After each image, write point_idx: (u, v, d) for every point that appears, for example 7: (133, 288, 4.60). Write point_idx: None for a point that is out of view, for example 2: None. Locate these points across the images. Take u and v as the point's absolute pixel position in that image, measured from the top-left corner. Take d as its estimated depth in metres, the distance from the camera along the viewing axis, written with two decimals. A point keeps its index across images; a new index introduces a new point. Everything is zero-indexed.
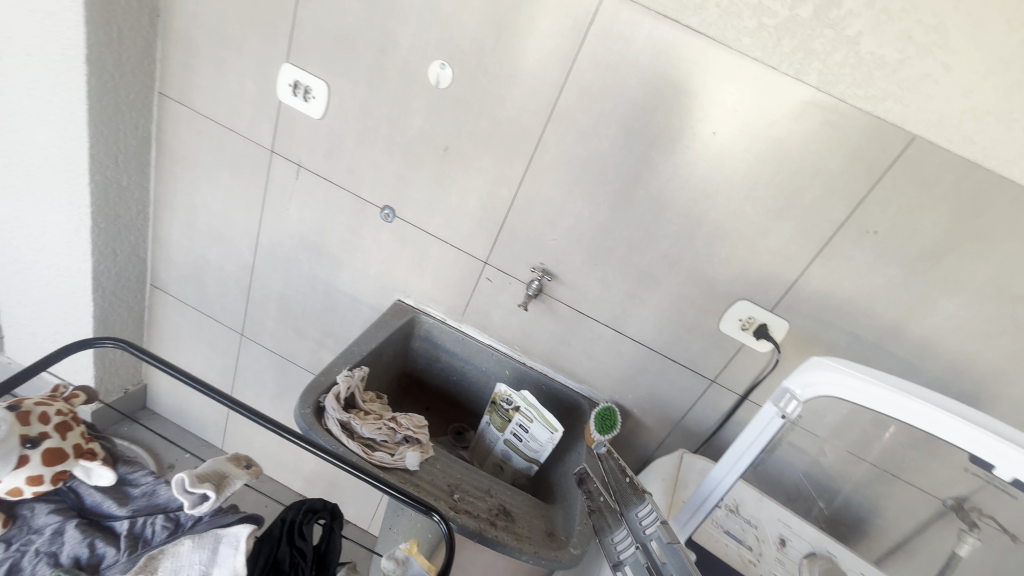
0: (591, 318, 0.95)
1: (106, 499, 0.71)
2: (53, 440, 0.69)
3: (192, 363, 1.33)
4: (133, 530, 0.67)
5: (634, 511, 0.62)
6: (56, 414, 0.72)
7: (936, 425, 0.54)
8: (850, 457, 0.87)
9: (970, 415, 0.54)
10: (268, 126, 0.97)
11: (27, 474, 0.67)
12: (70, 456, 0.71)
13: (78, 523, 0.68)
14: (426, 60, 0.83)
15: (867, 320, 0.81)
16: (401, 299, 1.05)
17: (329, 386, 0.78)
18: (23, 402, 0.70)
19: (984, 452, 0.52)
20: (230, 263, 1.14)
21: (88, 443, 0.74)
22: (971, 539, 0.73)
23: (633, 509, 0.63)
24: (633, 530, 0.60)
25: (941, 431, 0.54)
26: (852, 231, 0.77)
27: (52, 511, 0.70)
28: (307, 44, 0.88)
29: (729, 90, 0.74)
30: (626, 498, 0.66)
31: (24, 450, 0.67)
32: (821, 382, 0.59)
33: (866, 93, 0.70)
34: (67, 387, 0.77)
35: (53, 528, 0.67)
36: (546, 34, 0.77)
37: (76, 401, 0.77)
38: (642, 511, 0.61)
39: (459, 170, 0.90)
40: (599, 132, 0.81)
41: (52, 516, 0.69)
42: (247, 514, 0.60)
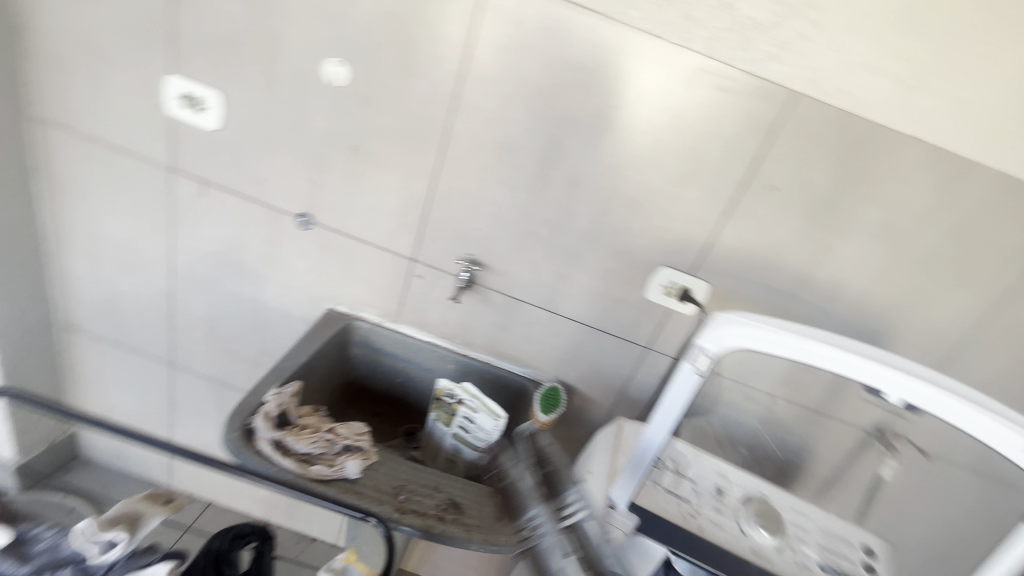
0: (525, 302, 0.95)
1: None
2: None
3: (123, 403, 1.25)
4: None
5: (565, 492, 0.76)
6: None
7: (832, 359, 0.59)
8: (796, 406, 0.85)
9: (855, 346, 0.60)
10: (163, 143, 0.91)
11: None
12: None
13: None
14: (320, 59, 0.81)
15: (779, 271, 0.85)
16: (332, 307, 1.02)
17: (257, 406, 0.75)
18: None
19: (868, 377, 0.58)
20: (146, 292, 1.08)
21: None
22: (890, 461, 0.79)
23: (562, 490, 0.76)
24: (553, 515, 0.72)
25: (836, 364, 0.59)
26: (754, 188, 0.80)
27: None
28: (190, 52, 0.83)
29: (650, 72, 0.75)
30: (554, 479, 0.79)
31: None
32: (728, 337, 0.61)
33: (749, 55, 0.73)
34: None
35: None
36: (438, 22, 0.76)
37: None
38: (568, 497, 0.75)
39: (372, 169, 0.88)
40: (505, 117, 0.81)
41: None
42: (171, 551, 0.58)
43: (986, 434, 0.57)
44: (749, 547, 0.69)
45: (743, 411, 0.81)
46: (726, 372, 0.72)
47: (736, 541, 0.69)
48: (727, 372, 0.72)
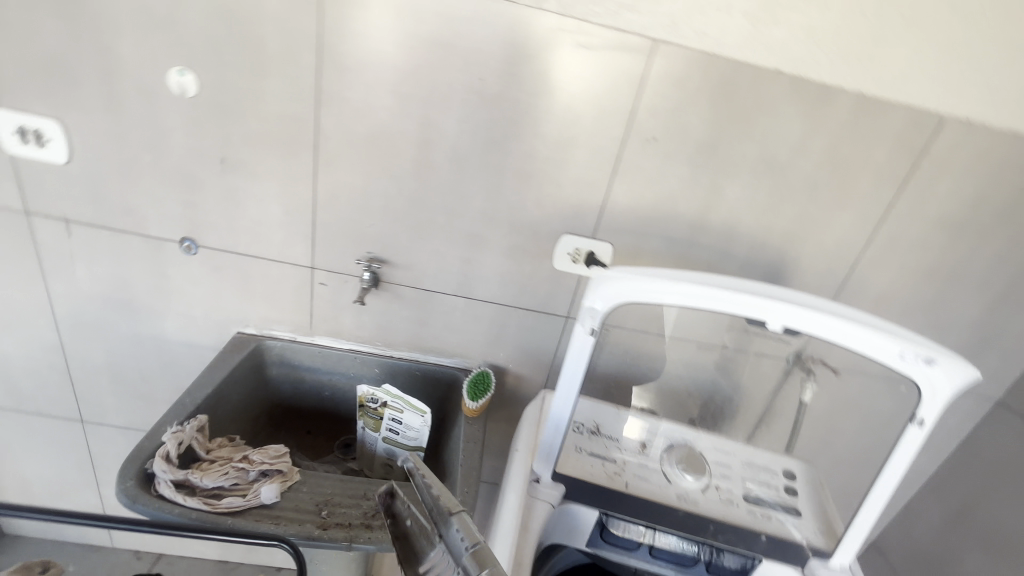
0: (437, 292, 0.93)
1: None
2: None
3: (38, 471, 1.16)
4: None
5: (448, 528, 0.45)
6: None
7: (711, 298, 0.60)
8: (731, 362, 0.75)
9: (733, 284, 0.61)
10: (9, 185, 0.83)
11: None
12: None
13: None
14: (161, 69, 0.75)
15: (675, 220, 0.86)
16: (240, 330, 0.97)
17: (154, 449, 0.70)
18: None
19: (750, 310, 0.60)
20: (33, 349, 0.99)
21: None
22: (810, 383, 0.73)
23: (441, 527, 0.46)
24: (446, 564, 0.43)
25: (716, 302, 0.60)
26: (635, 142, 0.80)
27: None
28: (13, 80, 0.75)
29: (580, 62, 0.74)
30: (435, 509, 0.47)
31: None
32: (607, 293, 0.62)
33: (603, 9, 0.72)
34: None
35: None
36: (280, 14, 0.71)
37: None
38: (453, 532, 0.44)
39: (247, 180, 0.83)
40: (374, 105, 0.77)
41: None
42: None
43: (863, 345, 0.59)
44: (675, 493, 0.72)
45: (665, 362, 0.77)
46: (626, 322, 0.68)
47: (663, 490, 0.72)
48: (630, 321, 0.68)
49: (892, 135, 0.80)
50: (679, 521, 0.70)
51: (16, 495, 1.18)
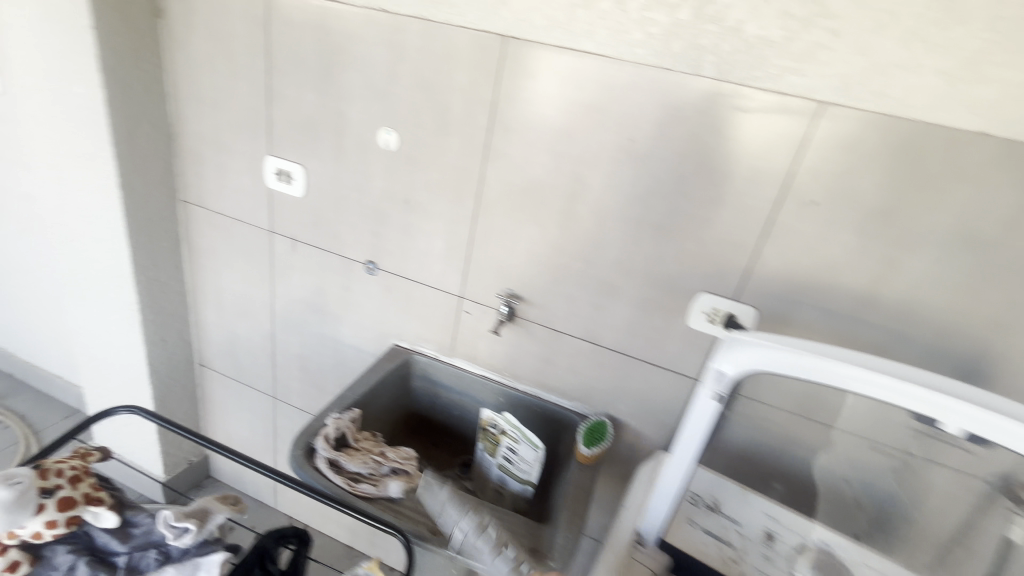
0: (566, 334, 0.97)
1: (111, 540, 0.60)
2: (68, 491, 0.58)
3: (239, 431, 1.47)
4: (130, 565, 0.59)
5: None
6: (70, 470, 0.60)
7: (866, 383, 0.54)
8: (877, 463, 0.67)
9: (895, 370, 0.53)
10: (265, 210, 1.12)
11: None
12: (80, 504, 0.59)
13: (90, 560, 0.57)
14: (374, 129, 0.95)
15: (835, 292, 0.78)
16: (397, 343, 1.13)
17: (318, 428, 0.85)
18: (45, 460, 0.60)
19: (916, 404, 0.51)
20: (254, 334, 1.29)
21: (98, 491, 0.61)
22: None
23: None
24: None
25: (873, 388, 0.53)
26: (791, 206, 0.76)
27: (72, 550, 0.58)
28: (282, 136, 1.03)
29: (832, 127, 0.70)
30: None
31: (41, 500, 0.56)
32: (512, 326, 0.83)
33: (764, 73, 0.71)
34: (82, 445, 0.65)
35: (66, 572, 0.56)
36: (465, 86, 0.86)
37: (92, 459, 0.64)
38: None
39: (421, 218, 0.99)
40: (531, 160, 0.87)
41: (72, 554, 0.58)
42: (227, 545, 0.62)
43: (973, 424, 0.48)
44: None
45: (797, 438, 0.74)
46: (763, 397, 0.68)
47: None
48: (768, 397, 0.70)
49: None
50: None
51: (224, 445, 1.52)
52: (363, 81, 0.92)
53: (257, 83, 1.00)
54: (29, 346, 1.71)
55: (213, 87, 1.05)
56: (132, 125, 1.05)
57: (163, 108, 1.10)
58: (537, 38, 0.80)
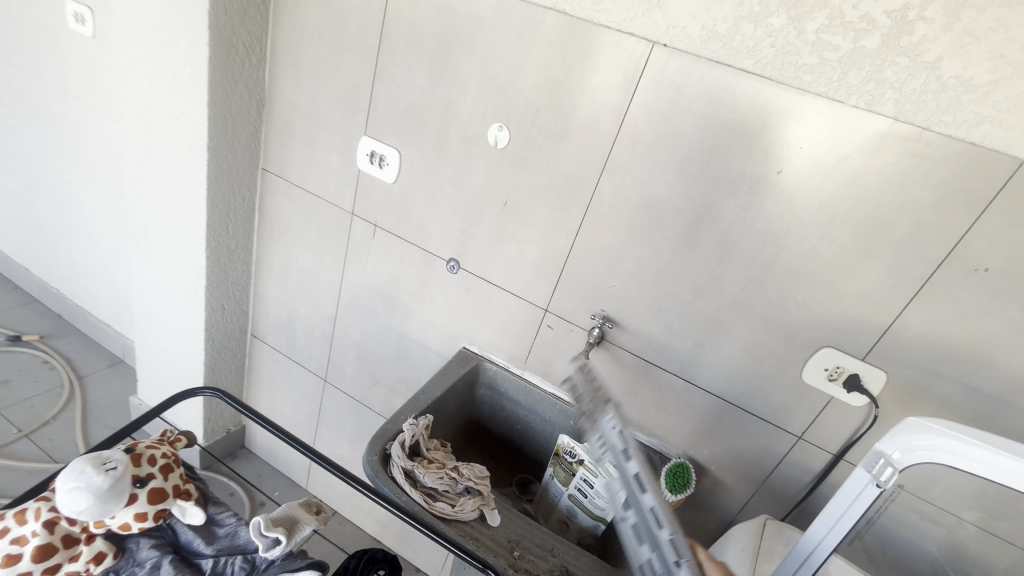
0: (658, 366, 0.90)
1: (195, 538, 0.74)
2: (158, 480, 0.72)
3: (282, 406, 1.45)
4: (215, 567, 0.71)
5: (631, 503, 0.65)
6: (162, 456, 0.74)
7: None
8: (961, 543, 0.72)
9: None
10: (350, 190, 1.07)
11: (134, 511, 0.70)
12: (170, 495, 0.73)
13: (172, 558, 0.72)
14: (485, 123, 0.89)
15: (989, 370, 0.69)
16: (466, 346, 1.08)
17: (395, 433, 0.80)
18: (137, 445, 0.72)
19: None
20: (316, 315, 1.26)
21: (185, 483, 0.76)
22: None
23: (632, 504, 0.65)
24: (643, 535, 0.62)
25: None
26: (955, 269, 0.68)
27: (153, 544, 0.73)
28: (382, 118, 0.98)
29: None
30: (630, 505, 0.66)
31: (134, 488, 0.69)
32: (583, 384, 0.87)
33: (955, 119, 0.63)
34: (171, 432, 0.80)
35: (153, 562, 0.71)
36: (596, 90, 0.80)
37: (179, 445, 0.79)
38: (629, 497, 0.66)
39: (518, 222, 0.93)
40: (656, 178, 0.81)
41: (153, 549, 0.73)
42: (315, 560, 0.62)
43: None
44: None
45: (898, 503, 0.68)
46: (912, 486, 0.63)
47: None
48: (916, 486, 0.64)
49: None
50: None
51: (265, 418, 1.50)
52: (481, 71, 0.87)
53: (365, 58, 0.95)
54: (83, 290, 1.71)
55: (317, 57, 1.00)
56: (229, 87, 1.02)
57: (259, 73, 1.06)
58: (690, 48, 0.73)
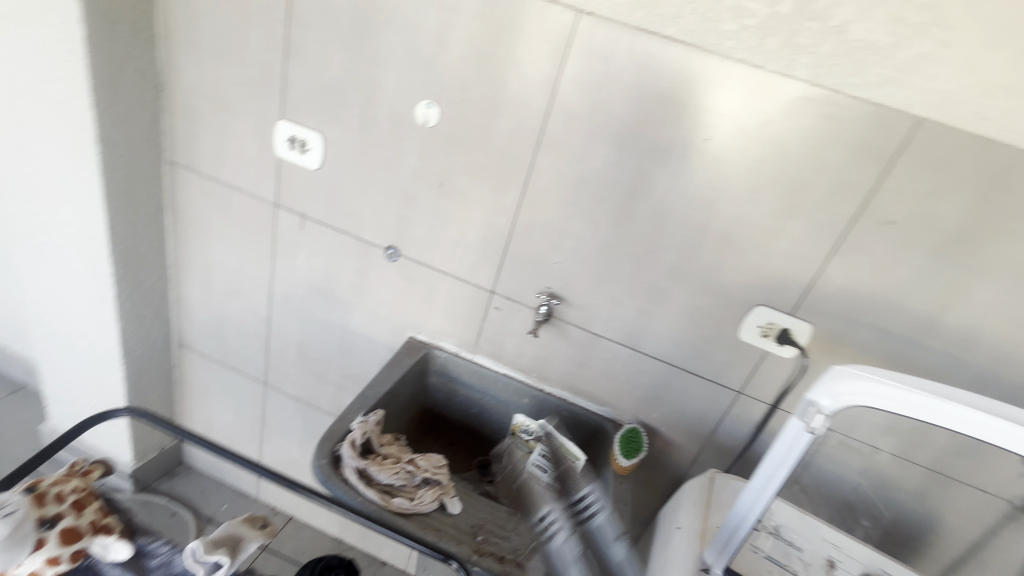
0: (605, 337, 0.92)
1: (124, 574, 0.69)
2: (69, 518, 0.67)
3: (221, 415, 1.35)
4: None
5: (573, 497, 0.80)
6: (72, 492, 0.70)
7: (955, 421, 0.51)
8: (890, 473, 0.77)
9: (975, 403, 0.51)
10: (272, 180, 1.00)
11: (44, 557, 0.64)
12: (87, 533, 0.69)
13: None
14: (412, 102, 0.85)
15: (899, 314, 0.76)
16: (413, 335, 1.05)
17: (344, 434, 0.77)
18: (41, 482, 0.68)
19: (1000, 438, 0.50)
20: (248, 316, 1.17)
21: (104, 518, 0.71)
22: (981, 505, 0.75)
23: (571, 495, 0.81)
24: (544, 529, 0.74)
25: (956, 424, 0.51)
26: (867, 224, 0.73)
27: None
28: (298, 100, 0.91)
29: (927, 144, 0.67)
30: (567, 483, 0.84)
31: (41, 531, 0.65)
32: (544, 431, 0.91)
33: (862, 81, 0.67)
34: (84, 462, 0.75)
35: None
36: (524, 61, 0.78)
37: (93, 476, 0.75)
38: (585, 501, 0.79)
39: (456, 204, 0.90)
40: (590, 152, 0.80)
41: None
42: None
43: (945, 420, 0.52)
44: None
45: (840, 448, 0.69)
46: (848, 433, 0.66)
47: None
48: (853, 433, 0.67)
49: None
50: None
51: (202, 430, 1.40)
52: (403, 45, 0.82)
53: (274, 34, 0.87)
54: None
55: (217, 34, 0.91)
56: (116, 70, 0.90)
57: (151, 53, 0.94)
58: (615, 17, 0.72)
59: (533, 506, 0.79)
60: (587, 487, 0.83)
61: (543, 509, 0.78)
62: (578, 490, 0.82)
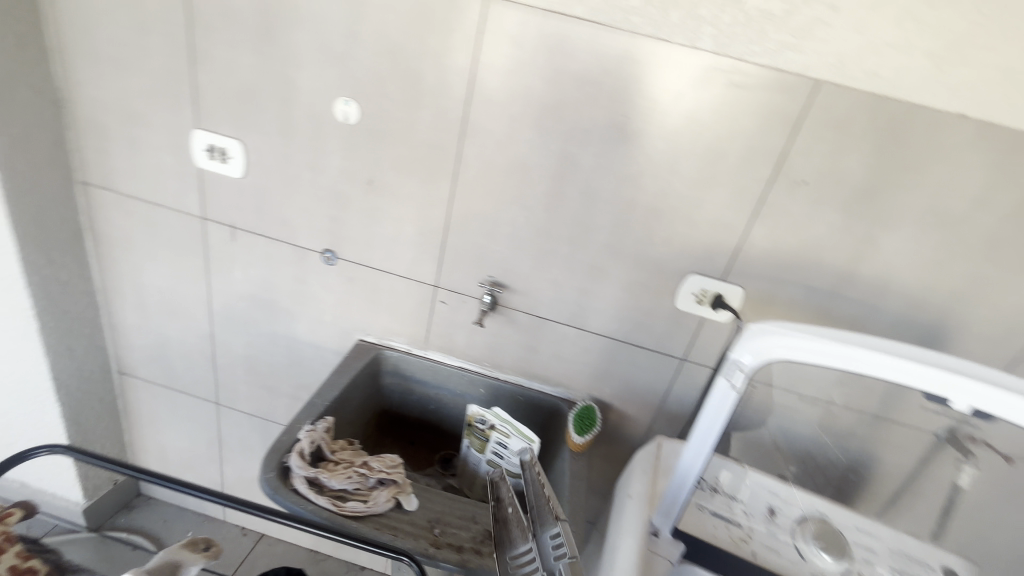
0: (551, 320, 0.93)
1: None
2: None
3: (175, 441, 1.30)
4: None
5: (545, 533, 0.61)
6: None
7: (869, 366, 0.54)
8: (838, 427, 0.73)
9: (883, 346, 0.54)
10: (195, 193, 0.96)
11: None
12: None
13: None
14: (330, 100, 0.83)
15: (820, 269, 0.80)
16: (362, 338, 1.04)
17: (291, 444, 0.76)
18: None
19: (910, 378, 0.52)
20: (189, 336, 1.13)
21: (25, 562, 0.67)
22: None
23: (545, 529, 0.61)
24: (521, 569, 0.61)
25: (870, 369, 0.54)
26: (782, 185, 0.76)
27: None
28: (212, 107, 0.87)
29: (828, 105, 0.70)
30: (541, 512, 0.65)
31: None
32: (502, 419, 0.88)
33: (763, 48, 0.69)
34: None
35: None
36: (439, 51, 0.77)
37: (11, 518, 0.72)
38: (559, 540, 0.59)
39: (388, 201, 0.89)
40: (514, 138, 0.80)
41: None
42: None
43: (860, 366, 0.54)
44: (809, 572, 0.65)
45: (776, 418, 0.69)
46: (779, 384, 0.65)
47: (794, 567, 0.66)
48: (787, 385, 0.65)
49: None
50: None
51: (156, 458, 1.35)
52: (314, 42, 0.79)
53: (176, 40, 0.83)
54: None
55: (115, 42, 0.86)
56: (6, 88, 0.84)
57: (45, 67, 0.88)
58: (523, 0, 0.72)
59: (515, 536, 0.66)
60: (558, 520, 0.61)
61: (523, 541, 0.64)
62: (550, 522, 0.61)
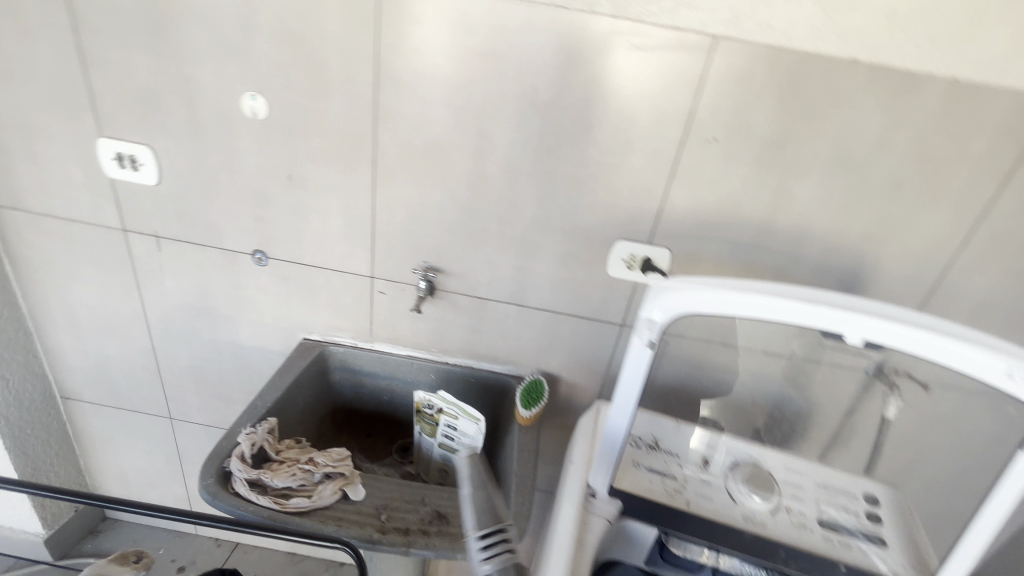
0: (490, 299, 0.93)
1: None
2: None
3: (133, 460, 1.28)
4: None
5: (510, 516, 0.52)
6: None
7: (766, 310, 0.55)
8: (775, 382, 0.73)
9: (777, 291, 0.56)
10: (111, 205, 0.92)
11: None
12: None
13: None
14: (236, 95, 0.80)
15: (740, 223, 0.81)
16: (307, 336, 1.03)
17: (231, 448, 0.75)
18: None
19: (804, 318, 0.54)
20: (130, 352, 1.10)
21: None
22: None
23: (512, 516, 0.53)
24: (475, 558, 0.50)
25: (768, 313, 0.55)
26: (694, 144, 0.76)
27: None
28: (113, 113, 0.84)
29: (729, 60, 0.71)
30: None
31: None
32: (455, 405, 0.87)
33: (659, 8, 0.69)
34: None
35: None
36: (339, 35, 0.75)
37: None
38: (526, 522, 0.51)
39: (311, 195, 0.87)
40: (428, 119, 0.79)
41: None
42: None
43: (758, 310, 0.56)
44: (741, 514, 0.67)
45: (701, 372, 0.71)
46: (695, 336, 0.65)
47: (728, 511, 0.68)
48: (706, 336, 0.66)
49: (992, 124, 0.71)
50: (747, 544, 0.67)
51: (117, 480, 1.32)
52: (209, 36, 0.76)
53: (64, 45, 0.79)
54: None
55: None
56: None
57: None
58: None
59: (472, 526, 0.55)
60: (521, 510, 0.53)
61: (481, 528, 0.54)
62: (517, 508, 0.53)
